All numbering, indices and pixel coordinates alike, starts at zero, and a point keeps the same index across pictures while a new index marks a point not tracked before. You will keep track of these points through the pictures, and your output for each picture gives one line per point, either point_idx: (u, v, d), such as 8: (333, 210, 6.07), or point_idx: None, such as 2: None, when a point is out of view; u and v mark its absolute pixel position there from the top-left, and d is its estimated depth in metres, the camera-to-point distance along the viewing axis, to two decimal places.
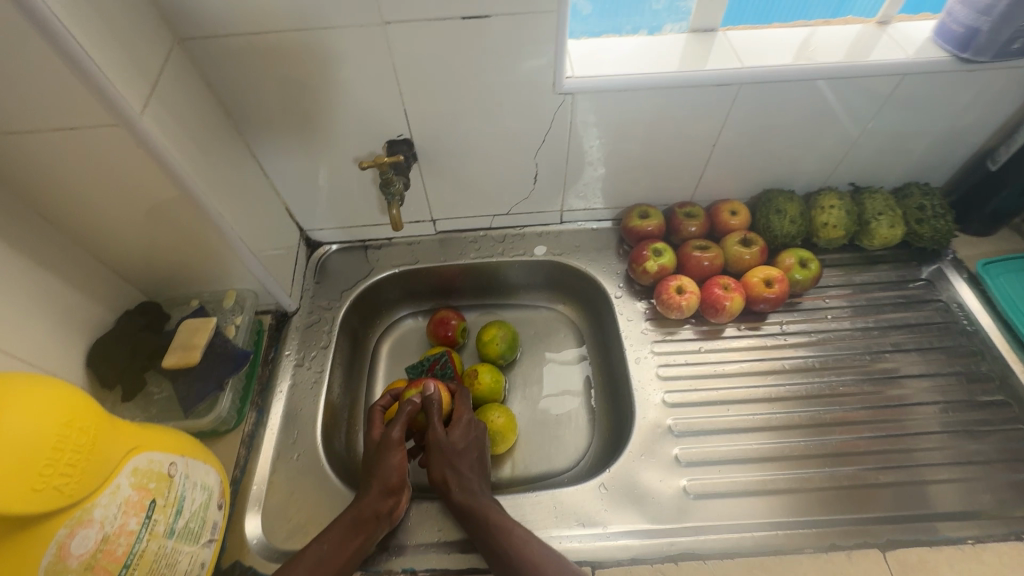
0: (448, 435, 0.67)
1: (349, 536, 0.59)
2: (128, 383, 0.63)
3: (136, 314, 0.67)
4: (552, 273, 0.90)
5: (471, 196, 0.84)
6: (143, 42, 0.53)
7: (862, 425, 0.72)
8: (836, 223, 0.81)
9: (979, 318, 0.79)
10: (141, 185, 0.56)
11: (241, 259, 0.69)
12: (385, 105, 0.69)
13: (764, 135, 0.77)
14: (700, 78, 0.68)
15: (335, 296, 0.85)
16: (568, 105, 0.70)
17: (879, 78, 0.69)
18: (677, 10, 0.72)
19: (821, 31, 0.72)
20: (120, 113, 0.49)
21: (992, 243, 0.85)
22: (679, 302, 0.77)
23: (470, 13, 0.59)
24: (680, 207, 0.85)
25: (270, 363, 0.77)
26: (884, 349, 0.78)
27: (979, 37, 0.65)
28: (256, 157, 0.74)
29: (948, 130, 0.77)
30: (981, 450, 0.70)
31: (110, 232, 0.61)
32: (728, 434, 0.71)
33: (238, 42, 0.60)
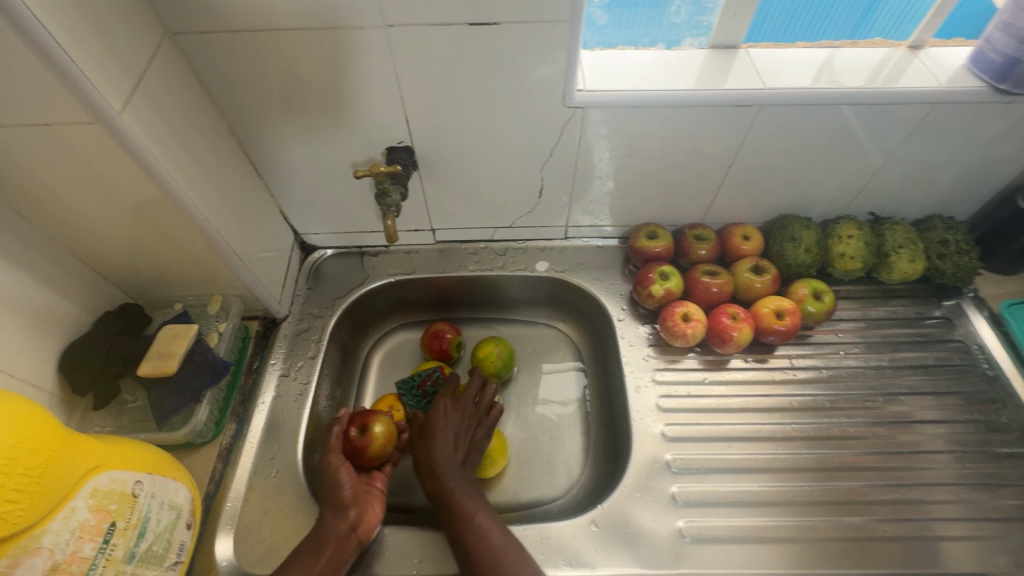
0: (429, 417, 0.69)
1: (313, 563, 0.55)
2: (99, 391, 0.60)
3: (115, 317, 0.64)
4: (554, 290, 0.87)
5: (473, 206, 0.81)
6: (130, 36, 0.50)
7: (871, 471, 0.68)
8: (854, 254, 0.77)
9: (1001, 363, 0.75)
10: (122, 185, 0.53)
11: (228, 264, 0.66)
12: (387, 110, 0.66)
13: (783, 159, 0.73)
14: (719, 98, 0.64)
15: (327, 304, 0.82)
16: (579, 119, 0.67)
17: (908, 106, 0.66)
18: (698, 25, 0.68)
19: (843, 53, 0.69)
20: (98, 112, 0.46)
21: (1017, 282, 0.81)
22: (684, 330, 0.74)
23: (480, 19, 0.56)
24: (690, 229, 0.82)
25: (254, 372, 0.74)
26: (899, 391, 0.74)
27: (1019, 68, 0.61)
28: (250, 158, 0.71)
29: (976, 163, 0.74)
30: (997, 506, 0.66)
31: (90, 231, 0.58)
32: (730, 474, 0.67)
33: (234, 38, 0.57)
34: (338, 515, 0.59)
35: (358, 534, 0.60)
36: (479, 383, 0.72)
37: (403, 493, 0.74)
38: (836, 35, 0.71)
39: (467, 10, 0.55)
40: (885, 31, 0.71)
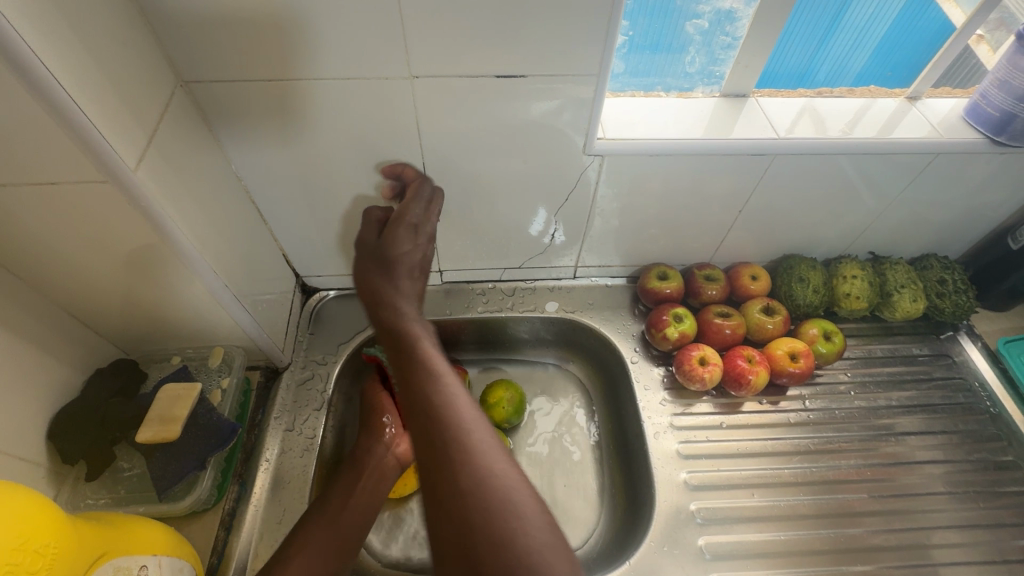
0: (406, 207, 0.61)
1: (354, 482, 0.62)
2: (93, 459, 0.56)
3: (108, 376, 0.60)
4: (564, 331, 0.85)
5: (483, 248, 0.79)
6: (142, 90, 0.48)
7: (884, 515, 0.69)
8: (859, 293, 0.79)
9: (1003, 400, 0.78)
10: (129, 242, 0.50)
11: (232, 316, 0.63)
12: (402, 157, 0.64)
13: (792, 203, 0.74)
14: (733, 147, 0.65)
15: (331, 350, 0.78)
16: (595, 166, 0.67)
17: (910, 155, 0.68)
18: (710, 74, 0.69)
19: (823, 102, 0.70)
20: (110, 170, 0.44)
21: (1009, 319, 0.84)
22: (701, 374, 0.73)
23: (504, 71, 0.56)
24: (699, 269, 0.82)
25: (257, 427, 0.69)
26: (907, 430, 0.76)
27: (1016, 122, 0.65)
28: (254, 201, 0.68)
29: (970, 207, 0.76)
30: (1006, 546, 0.67)
31: (88, 287, 0.54)
32: (752, 523, 0.67)
33: (247, 85, 0.55)
34: (376, 438, 0.66)
35: (399, 455, 0.67)
36: (423, 195, 0.63)
37: (417, 552, 0.71)
38: (788, 84, 0.71)
39: (491, 62, 0.55)
40: (830, 78, 0.71)
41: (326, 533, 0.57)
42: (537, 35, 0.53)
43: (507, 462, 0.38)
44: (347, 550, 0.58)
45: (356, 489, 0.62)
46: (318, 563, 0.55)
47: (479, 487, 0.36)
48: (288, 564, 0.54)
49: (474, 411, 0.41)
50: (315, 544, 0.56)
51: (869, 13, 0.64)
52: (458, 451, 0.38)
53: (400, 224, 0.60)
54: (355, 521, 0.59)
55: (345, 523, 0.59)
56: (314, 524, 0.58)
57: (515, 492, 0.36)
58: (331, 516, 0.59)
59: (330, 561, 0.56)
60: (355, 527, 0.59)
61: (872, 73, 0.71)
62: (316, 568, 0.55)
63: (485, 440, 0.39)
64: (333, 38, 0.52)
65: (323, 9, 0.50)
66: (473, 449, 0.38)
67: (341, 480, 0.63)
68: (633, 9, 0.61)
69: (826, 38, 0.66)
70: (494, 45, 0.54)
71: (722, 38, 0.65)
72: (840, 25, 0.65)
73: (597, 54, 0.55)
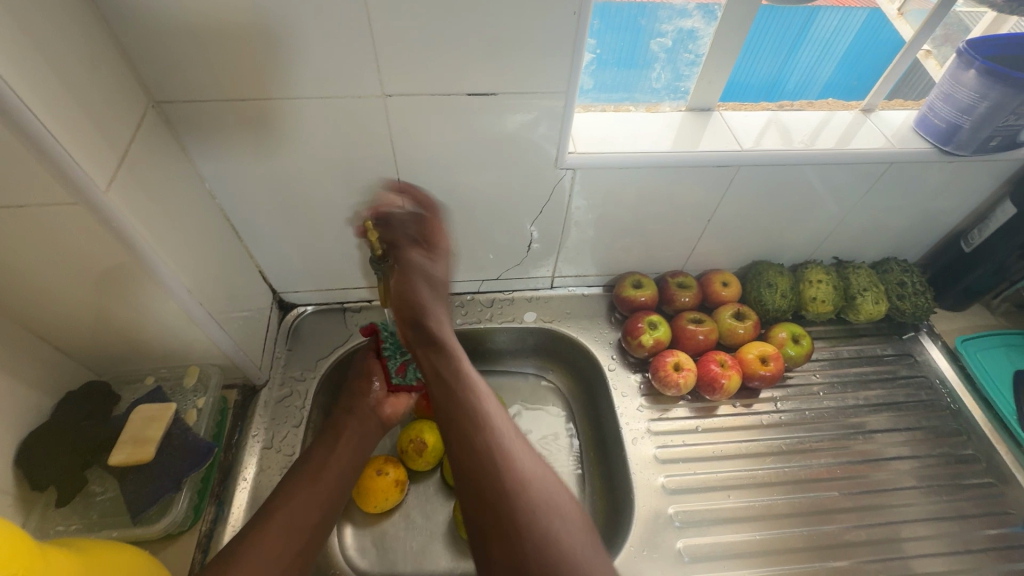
0: (428, 262, 0.63)
1: (336, 441, 0.63)
2: (64, 483, 0.54)
3: (80, 399, 0.59)
4: (542, 340, 0.86)
5: (461, 261, 0.80)
6: (113, 112, 0.48)
7: (855, 512, 0.71)
8: (825, 297, 0.82)
9: (962, 397, 0.81)
10: (100, 263, 0.50)
11: (208, 334, 0.62)
12: (378, 173, 0.65)
13: (759, 211, 0.77)
14: (699, 159, 0.67)
15: (309, 366, 0.78)
16: (568, 179, 0.69)
17: (866, 165, 0.71)
18: (676, 89, 0.72)
19: (785, 115, 0.74)
20: (81, 192, 0.44)
21: (966, 319, 0.88)
22: (675, 380, 0.75)
23: (476, 90, 0.58)
24: (672, 277, 0.84)
25: (233, 447, 0.69)
26: (875, 428, 0.78)
27: (961, 133, 0.68)
28: (229, 219, 0.68)
29: (925, 213, 0.80)
30: (971, 538, 0.70)
31: (58, 309, 0.54)
32: (728, 525, 0.69)
33: (220, 106, 0.56)
34: (359, 398, 0.68)
35: (381, 417, 0.69)
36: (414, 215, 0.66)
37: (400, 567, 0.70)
38: (755, 95, 0.74)
39: (463, 81, 0.57)
40: (795, 88, 0.74)
41: (310, 487, 0.57)
42: (505, 53, 0.55)
43: (559, 486, 0.50)
44: (328, 504, 0.58)
45: (339, 447, 0.62)
46: (301, 517, 0.55)
47: (527, 495, 0.47)
48: (270, 518, 0.53)
49: (525, 451, 0.52)
50: (299, 498, 0.56)
51: (832, 26, 0.68)
52: (516, 492, 0.47)
53: (423, 274, 0.62)
54: (337, 477, 0.60)
55: (327, 479, 0.59)
56: (295, 481, 0.58)
57: (557, 494, 0.49)
58: (313, 472, 0.59)
59: (314, 514, 0.56)
60: (336, 483, 0.60)
61: (837, 83, 0.74)
62: (301, 521, 0.55)
63: (539, 477, 0.49)
64: (304, 57, 0.53)
65: (294, 30, 0.51)
66: (527, 480, 0.49)
67: (322, 439, 0.63)
68: (600, 28, 0.64)
69: (794, 50, 0.69)
70: (464, 64, 0.55)
71: (686, 55, 0.68)
72: (807, 38, 0.68)
73: (565, 72, 0.57)
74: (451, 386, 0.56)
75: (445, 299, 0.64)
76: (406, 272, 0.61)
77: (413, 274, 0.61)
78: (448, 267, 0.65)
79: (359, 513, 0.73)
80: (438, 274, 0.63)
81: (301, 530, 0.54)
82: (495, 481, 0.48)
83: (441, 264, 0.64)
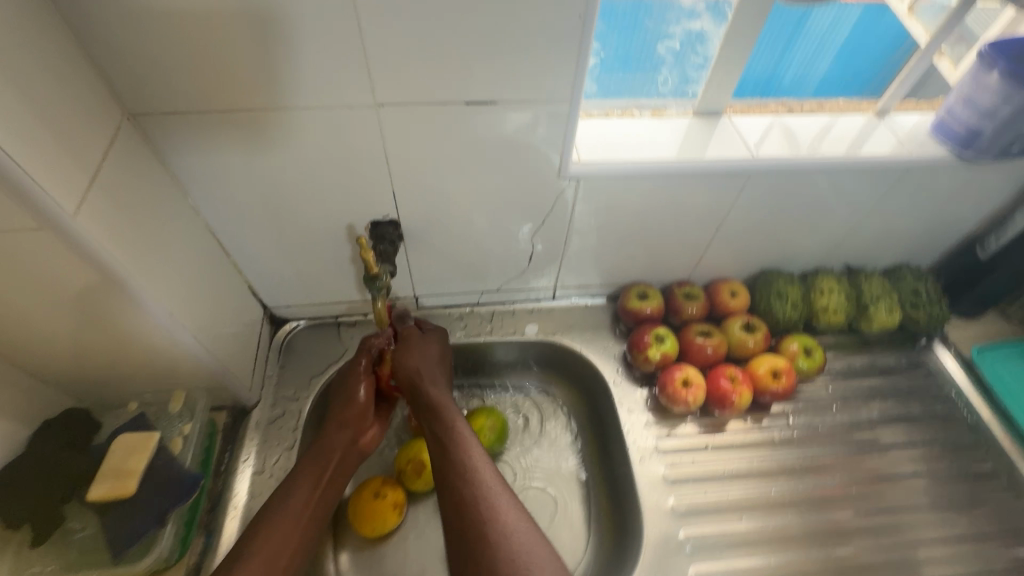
0: (424, 338, 0.68)
1: (321, 473, 0.60)
2: (38, 522, 0.52)
3: (59, 428, 0.55)
4: (545, 353, 0.83)
5: (460, 273, 0.77)
6: (82, 130, 0.45)
7: (871, 533, 0.69)
8: (836, 307, 0.79)
9: (979, 409, 0.79)
10: (72, 289, 0.47)
11: (192, 357, 0.59)
12: (371, 185, 0.62)
13: (770, 219, 0.74)
14: (709, 167, 0.64)
15: (303, 384, 0.75)
16: (571, 188, 0.66)
17: (882, 172, 0.69)
18: (683, 93, 0.69)
19: (791, 119, 0.70)
20: (47, 217, 0.41)
21: (981, 327, 0.86)
22: (685, 397, 0.72)
23: (474, 98, 0.55)
24: (679, 286, 0.81)
25: (224, 472, 0.66)
26: (889, 443, 0.76)
27: (982, 138, 0.65)
28: (215, 233, 0.64)
29: (940, 219, 0.77)
30: (991, 559, 0.68)
31: (32, 337, 0.50)
32: (741, 548, 0.67)
33: (201, 118, 0.53)
34: (343, 423, 0.64)
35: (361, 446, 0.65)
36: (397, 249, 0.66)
37: None
38: (752, 91, 0.71)
39: (460, 89, 0.54)
40: (794, 83, 0.71)
41: (289, 526, 0.55)
42: (505, 60, 0.52)
43: (540, 540, 0.49)
44: (305, 545, 0.56)
45: (324, 480, 0.59)
46: (283, 557, 0.53)
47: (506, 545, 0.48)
48: (250, 562, 0.51)
49: (511, 502, 0.52)
50: (277, 539, 0.54)
51: (828, 21, 0.65)
52: (497, 542, 0.48)
53: (420, 346, 0.67)
54: (315, 515, 0.58)
55: (310, 514, 0.57)
56: (279, 517, 0.55)
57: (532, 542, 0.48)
58: (295, 509, 0.56)
59: (293, 555, 0.54)
60: (316, 517, 0.58)
61: (834, 79, 0.72)
62: (283, 561, 0.53)
63: (519, 525, 0.50)
64: (291, 66, 0.50)
65: (279, 38, 0.47)
66: (508, 533, 0.49)
67: (307, 467, 0.60)
68: (604, 30, 0.61)
69: (789, 45, 0.67)
70: (462, 72, 0.52)
71: (694, 58, 0.65)
72: (802, 31, 0.65)
73: (568, 79, 0.54)
74: (443, 438, 0.58)
75: (442, 372, 0.67)
76: (410, 347, 0.67)
77: (411, 351, 0.66)
78: (443, 345, 0.69)
79: (355, 538, 0.70)
80: (433, 351, 0.67)
81: (281, 572, 0.53)
82: (476, 522, 0.50)
83: (419, 350, 0.67)
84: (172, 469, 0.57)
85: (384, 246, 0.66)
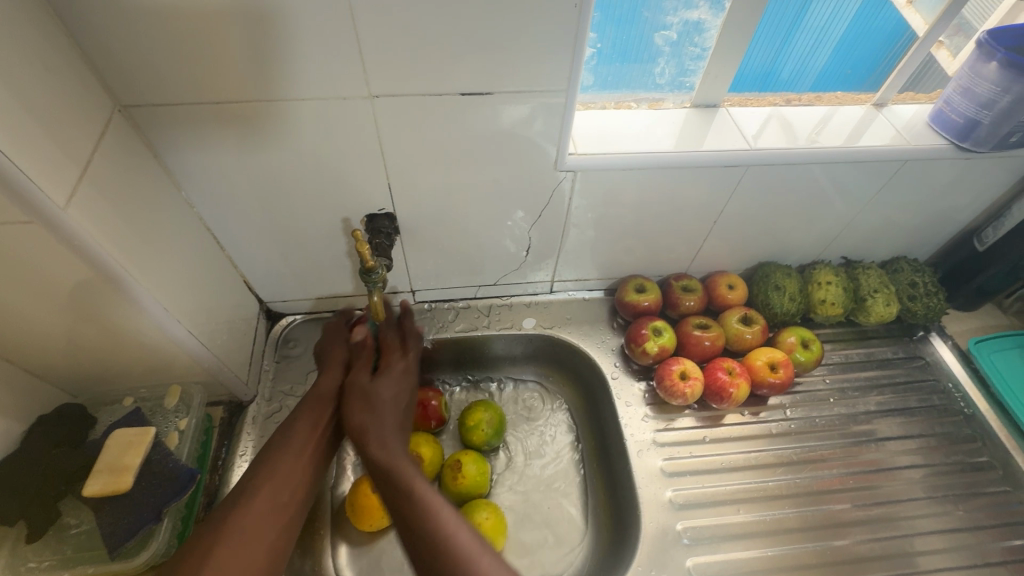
0: (374, 383, 0.63)
1: (322, 414, 0.61)
2: (35, 519, 0.52)
3: (53, 424, 0.55)
4: (542, 346, 0.83)
5: (456, 267, 0.77)
6: (72, 122, 0.44)
7: (868, 524, 0.69)
8: (835, 299, 0.79)
9: (976, 401, 0.79)
10: (64, 283, 0.47)
11: (187, 352, 0.59)
12: (366, 178, 0.61)
13: (767, 212, 0.74)
14: (707, 159, 0.64)
15: (300, 378, 0.74)
16: (568, 181, 0.65)
17: (880, 163, 0.68)
18: (680, 85, 0.68)
19: (790, 109, 0.70)
20: (36, 209, 0.41)
21: (978, 319, 0.86)
22: (682, 389, 0.72)
23: (469, 89, 0.54)
24: (676, 279, 0.81)
25: (220, 467, 0.66)
26: (886, 435, 0.76)
27: (980, 129, 0.65)
28: (209, 228, 0.64)
29: (938, 211, 0.77)
30: (987, 549, 0.68)
31: (24, 334, 0.50)
32: (739, 540, 0.67)
33: (192, 110, 0.52)
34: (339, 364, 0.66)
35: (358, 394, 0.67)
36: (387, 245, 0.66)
37: None
38: (749, 86, 0.70)
39: (455, 80, 0.53)
40: (791, 76, 0.70)
41: (294, 463, 0.56)
42: (501, 51, 0.51)
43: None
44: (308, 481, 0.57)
45: (325, 419, 0.61)
46: (286, 492, 0.54)
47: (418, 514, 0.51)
48: (256, 494, 0.52)
49: (492, 563, 0.47)
50: (283, 471, 0.55)
51: (828, 12, 0.63)
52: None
53: (368, 393, 0.62)
54: (315, 455, 0.59)
55: (312, 450, 0.58)
56: (281, 453, 0.56)
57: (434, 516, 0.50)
58: (298, 446, 0.58)
59: (296, 491, 0.55)
60: (316, 457, 0.59)
61: (833, 74, 0.70)
62: (285, 496, 0.54)
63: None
64: (284, 57, 0.49)
65: (271, 27, 0.47)
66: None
67: (306, 411, 0.61)
68: (601, 21, 0.60)
69: (789, 37, 0.65)
70: (455, 63, 0.52)
71: (691, 49, 0.64)
72: (802, 25, 0.64)
73: (564, 69, 0.54)
74: (400, 503, 0.52)
75: (394, 418, 0.61)
76: (354, 398, 0.61)
77: (360, 404, 0.60)
78: (399, 382, 0.65)
79: (354, 533, 0.70)
80: (387, 394, 0.62)
81: (284, 505, 0.53)
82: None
83: (392, 381, 0.64)
84: (168, 465, 0.57)
85: (380, 240, 0.65)
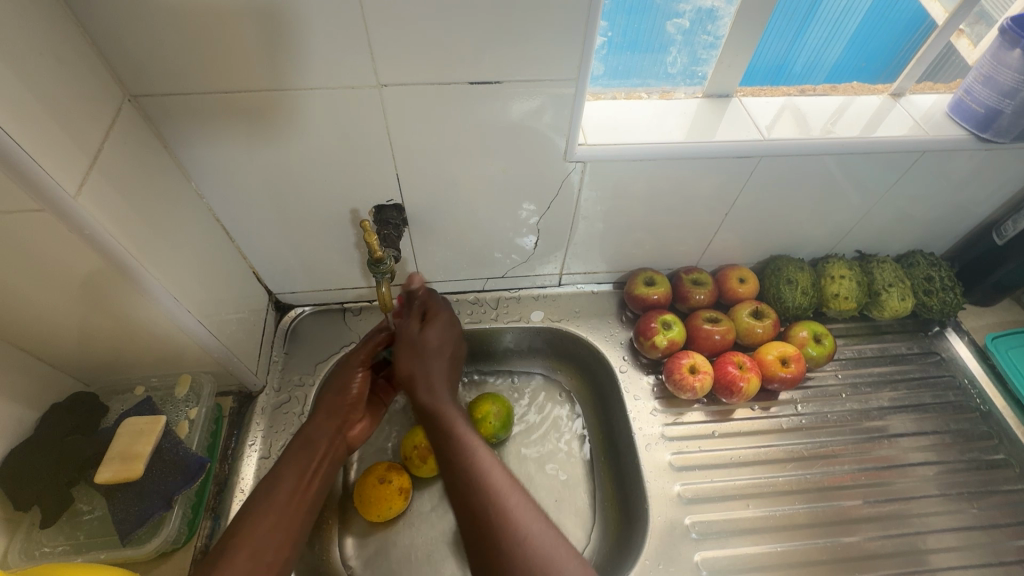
0: (423, 332, 0.61)
1: (308, 463, 0.58)
2: (49, 504, 0.53)
3: (65, 412, 0.56)
4: (550, 340, 0.83)
5: (465, 259, 0.76)
6: (81, 110, 0.44)
7: (879, 521, 0.68)
8: (848, 294, 0.78)
9: (992, 398, 0.77)
10: (77, 271, 0.47)
11: (196, 342, 0.59)
12: (374, 170, 0.61)
13: (779, 205, 0.73)
14: (718, 150, 0.63)
15: (308, 370, 0.75)
16: (577, 172, 0.65)
17: (897, 155, 0.67)
18: (692, 74, 0.67)
19: (803, 100, 0.68)
20: (48, 198, 0.41)
21: (994, 314, 0.84)
22: (692, 383, 0.72)
23: (479, 78, 0.53)
24: (686, 273, 0.80)
25: (229, 455, 0.66)
26: (899, 432, 0.75)
27: (1001, 119, 0.64)
28: (218, 218, 0.64)
29: (957, 204, 0.76)
30: (1002, 548, 0.67)
31: (36, 322, 0.50)
32: (749, 535, 0.66)
33: (200, 101, 0.52)
34: (327, 416, 0.62)
35: (348, 439, 0.64)
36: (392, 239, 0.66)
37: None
38: (760, 79, 0.69)
39: (464, 69, 0.52)
40: (804, 68, 0.68)
41: (279, 516, 0.53)
42: (510, 38, 0.51)
43: (556, 543, 0.46)
44: (296, 535, 0.54)
45: (310, 470, 0.58)
46: (270, 549, 0.51)
47: (478, 498, 0.48)
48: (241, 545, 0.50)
49: (524, 504, 0.48)
50: (268, 524, 0.52)
51: (839, 8, 0.62)
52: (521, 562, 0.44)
53: (416, 341, 0.60)
54: (300, 509, 0.55)
55: (299, 505, 0.55)
56: (264, 504, 0.53)
57: (497, 488, 0.48)
58: (284, 495, 0.55)
59: (281, 546, 0.52)
60: (303, 513, 0.55)
61: (847, 65, 0.68)
62: (267, 557, 0.51)
63: (532, 528, 0.46)
64: (292, 46, 0.49)
65: (279, 16, 0.47)
66: (527, 541, 0.45)
67: (290, 461, 0.58)
68: (612, 9, 0.59)
69: (801, 30, 0.64)
70: (463, 54, 0.51)
71: (704, 38, 0.63)
72: (815, 16, 0.62)
73: (575, 57, 0.53)
74: (440, 436, 0.54)
75: (445, 362, 0.61)
76: (402, 346, 0.61)
77: (409, 352, 0.60)
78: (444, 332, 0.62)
79: (361, 524, 0.71)
80: (434, 343, 0.61)
81: (269, 565, 0.50)
82: (489, 543, 0.45)
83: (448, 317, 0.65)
84: (179, 453, 0.58)
85: (387, 231, 0.66)
